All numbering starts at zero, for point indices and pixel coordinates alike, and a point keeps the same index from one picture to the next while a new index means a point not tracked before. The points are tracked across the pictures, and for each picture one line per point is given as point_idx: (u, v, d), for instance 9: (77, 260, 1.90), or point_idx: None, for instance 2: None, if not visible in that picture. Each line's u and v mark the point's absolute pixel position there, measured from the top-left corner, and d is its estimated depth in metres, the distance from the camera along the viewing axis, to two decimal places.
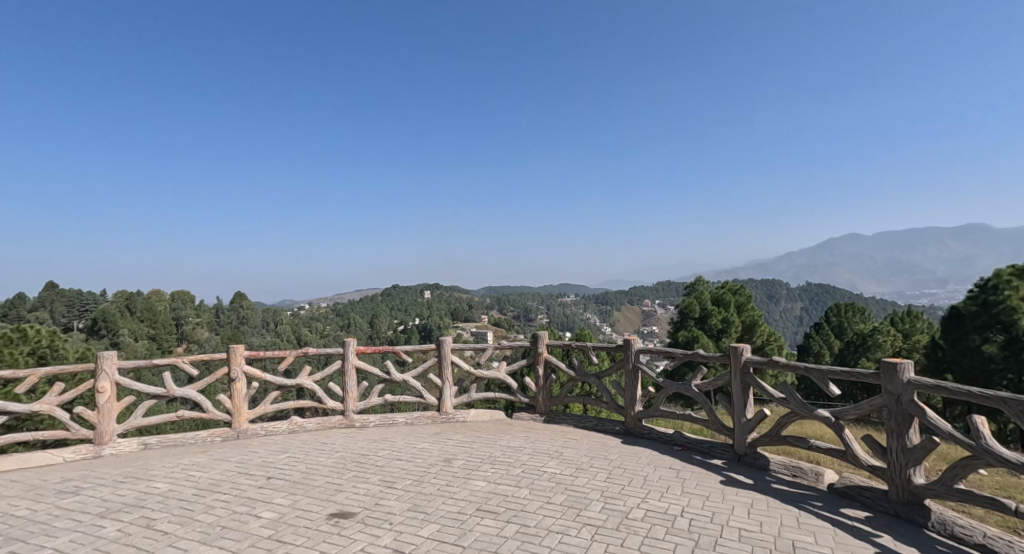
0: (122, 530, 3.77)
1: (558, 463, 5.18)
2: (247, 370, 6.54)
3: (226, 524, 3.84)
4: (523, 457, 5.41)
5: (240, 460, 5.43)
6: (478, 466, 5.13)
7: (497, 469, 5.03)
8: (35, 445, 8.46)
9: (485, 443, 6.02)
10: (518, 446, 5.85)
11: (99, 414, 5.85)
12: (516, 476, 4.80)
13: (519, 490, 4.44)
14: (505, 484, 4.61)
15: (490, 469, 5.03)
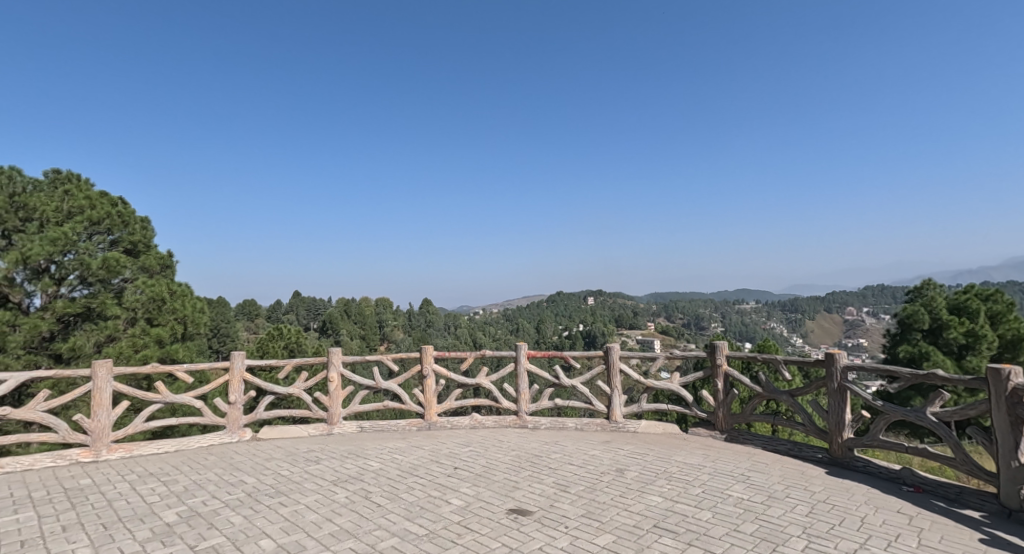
0: (348, 498, 4.40)
1: (746, 488, 4.69)
2: (435, 368, 7.21)
3: (423, 504, 4.25)
4: (704, 476, 5.02)
5: (431, 449, 5.99)
6: (656, 480, 4.88)
7: (674, 486, 4.74)
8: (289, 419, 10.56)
9: (662, 457, 5.72)
10: (696, 464, 5.45)
11: (330, 399, 7.00)
12: (697, 497, 4.46)
13: (701, 512, 4.12)
14: (685, 503, 4.32)
15: (669, 485, 4.75)
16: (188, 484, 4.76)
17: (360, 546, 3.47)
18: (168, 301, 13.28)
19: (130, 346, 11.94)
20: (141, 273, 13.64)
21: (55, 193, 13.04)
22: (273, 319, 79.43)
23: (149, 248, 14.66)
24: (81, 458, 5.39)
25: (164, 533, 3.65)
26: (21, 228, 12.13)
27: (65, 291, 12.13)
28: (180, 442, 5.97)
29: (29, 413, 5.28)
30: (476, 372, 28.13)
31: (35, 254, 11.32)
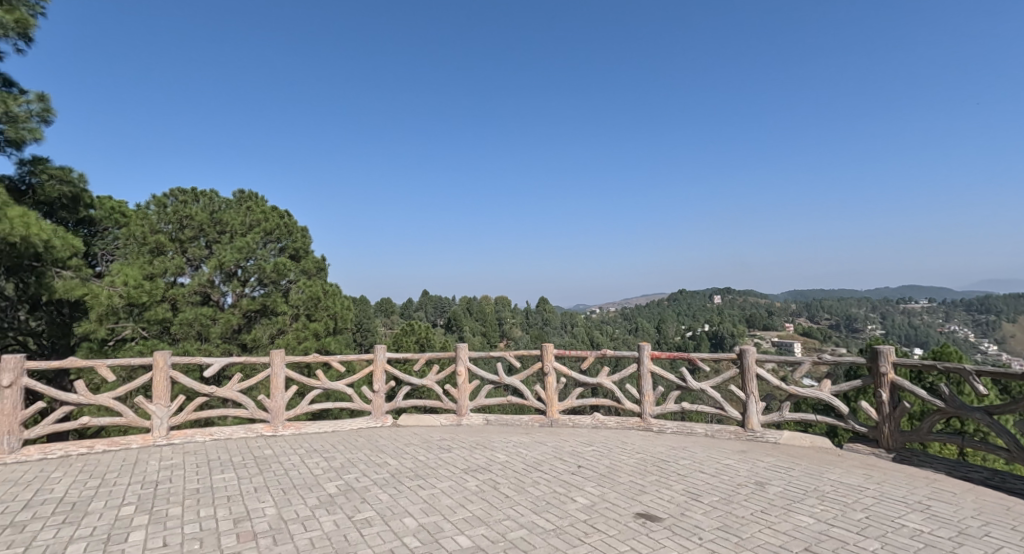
0: (478, 486, 4.62)
1: (918, 518, 4.10)
2: (556, 366, 7.22)
3: (550, 499, 4.31)
4: (863, 500, 4.47)
5: (555, 445, 6.03)
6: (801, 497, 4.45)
7: (826, 506, 4.29)
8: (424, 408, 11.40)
9: (808, 473, 5.19)
10: (853, 484, 4.88)
11: (458, 392, 7.44)
12: (853, 522, 3.98)
13: (861, 539, 3.69)
14: (840, 527, 3.89)
15: (818, 506, 4.31)
16: (343, 461, 5.35)
17: (492, 533, 3.62)
18: (324, 299, 15.02)
19: (294, 338, 13.72)
20: (302, 275, 15.60)
21: (239, 208, 15.47)
22: (406, 315, 86.02)
23: (309, 252, 16.71)
24: (264, 433, 6.34)
25: (326, 502, 4.14)
26: (216, 238, 14.58)
27: (247, 291, 14.31)
28: (336, 423, 6.75)
29: (227, 391, 6.30)
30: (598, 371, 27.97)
31: (228, 260, 13.72)
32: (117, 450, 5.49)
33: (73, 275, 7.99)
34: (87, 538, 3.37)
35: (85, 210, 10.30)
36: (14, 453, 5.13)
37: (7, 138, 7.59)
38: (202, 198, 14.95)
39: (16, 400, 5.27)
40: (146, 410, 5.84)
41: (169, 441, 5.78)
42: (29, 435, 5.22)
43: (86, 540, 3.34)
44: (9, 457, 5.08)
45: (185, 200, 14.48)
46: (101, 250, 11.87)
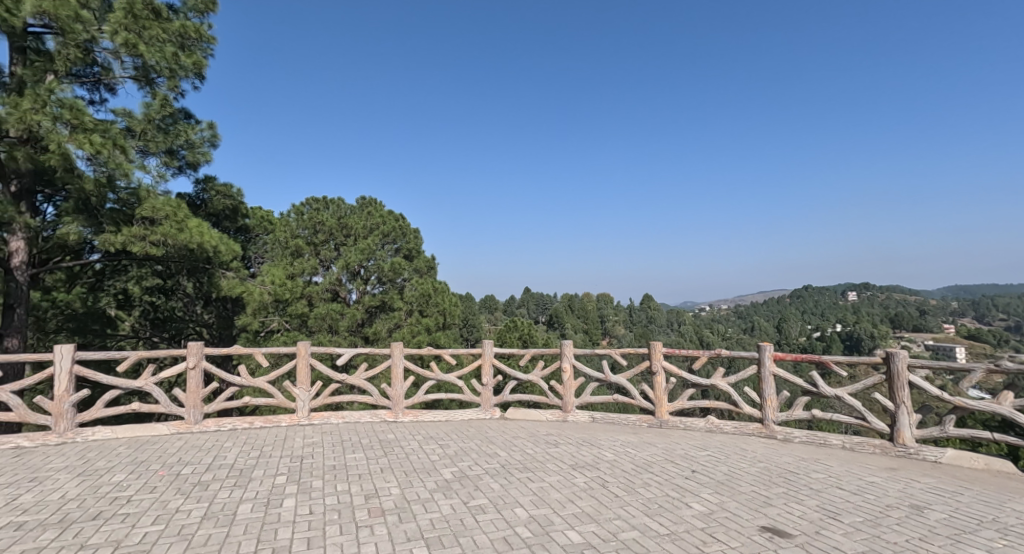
0: (587, 483, 4.63)
1: None
2: (665, 365, 6.92)
3: (662, 503, 4.06)
4: None
5: (665, 447, 5.70)
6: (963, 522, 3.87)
7: (1004, 538, 3.66)
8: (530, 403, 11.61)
9: (970, 496, 4.51)
10: None
11: (563, 388, 7.49)
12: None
13: None
14: None
15: (988, 534, 3.72)
16: (457, 449, 5.65)
17: (602, 531, 3.62)
18: (435, 296, 15.82)
19: (409, 332, 14.68)
20: (416, 273, 16.64)
21: (361, 213, 16.92)
22: (510, 312, 88.29)
23: (421, 252, 17.79)
24: (386, 418, 6.89)
25: (442, 487, 4.41)
26: (343, 241, 16.07)
27: (368, 288, 15.59)
28: (449, 413, 7.13)
29: (356, 379, 6.93)
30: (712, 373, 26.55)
31: (353, 261, 15.10)
32: (269, 427, 6.29)
33: (234, 275, 9.28)
34: (251, 500, 3.92)
35: (242, 219, 11.93)
36: (196, 424, 6.09)
37: (187, 161, 9.03)
38: (331, 205, 16.63)
39: (197, 379, 6.18)
40: (292, 393, 6.61)
41: (310, 421, 6.51)
42: (207, 410, 6.15)
43: (251, 502, 3.89)
44: (193, 427, 6.06)
45: (318, 208, 16.28)
46: (254, 253, 13.67)
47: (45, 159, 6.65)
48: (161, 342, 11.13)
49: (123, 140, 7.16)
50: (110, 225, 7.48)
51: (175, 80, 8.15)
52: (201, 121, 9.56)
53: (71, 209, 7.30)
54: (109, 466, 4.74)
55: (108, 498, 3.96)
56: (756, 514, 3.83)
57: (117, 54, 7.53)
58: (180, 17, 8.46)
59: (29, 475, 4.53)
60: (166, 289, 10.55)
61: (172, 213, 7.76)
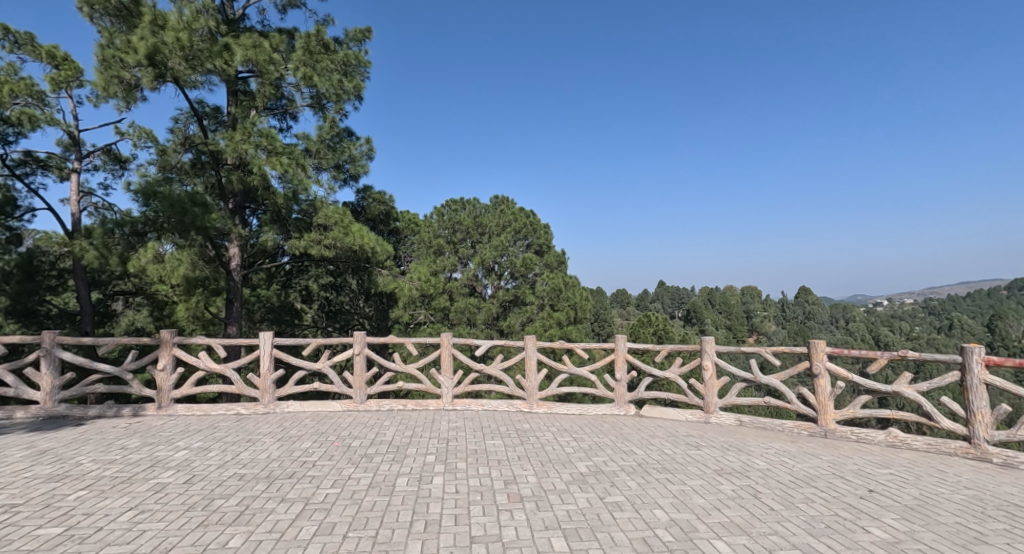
0: (736, 491, 4.25)
1: None
2: (830, 367, 6.09)
3: (832, 524, 3.57)
4: None
5: (833, 461, 5.03)
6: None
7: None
8: (667, 401, 11.10)
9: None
10: None
11: (705, 388, 7.00)
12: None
13: None
14: None
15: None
16: (592, 444, 5.59)
17: (757, 546, 3.31)
18: (566, 291, 15.84)
19: (542, 326, 14.89)
20: (546, 269, 16.84)
21: (495, 212, 17.58)
22: (644, 307, 85.79)
23: (551, 248, 17.94)
24: (521, 409, 7.04)
25: (578, 480, 4.38)
26: (478, 239, 16.82)
27: (503, 284, 16.14)
28: (583, 408, 7.08)
29: (494, 369, 7.19)
30: (888, 377, 22.94)
31: (487, 258, 15.75)
32: (419, 410, 6.79)
33: (389, 273, 10.19)
34: (407, 475, 4.26)
35: (394, 223, 13.08)
36: (362, 404, 6.80)
37: (350, 174, 10.13)
38: (467, 206, 17.53)
39: (362, 364, 6.88)
40: (437, 380, 7.06)
41: (453, 407, 6.91)
42: (370, 391, 6.82)
43: (407, 477, 4.23)
44: (360, 406, 6.77)
45: (456, 209, 17.26)
46: (403, 253, 14.97)
47: (249, 179, 7.96)
48: (334, 332, 12.68)
49: (303, 160, 8.24)
50: (295, 233, 8.80)
51: (341, 104, 9.13)
52: (361, 138, 10.66)
53: (268, 221, 8.88)
54: (298, 435, 5.49)
55: (299, 461, 4.58)
56: (959, 550, 3.19)
57: (298, 88, 8.71)
58: (343, 48, 9.50)
59: (244, 436, 5.43)
60: (336, 286, 11.99)
61: (340, 219, 8.74)
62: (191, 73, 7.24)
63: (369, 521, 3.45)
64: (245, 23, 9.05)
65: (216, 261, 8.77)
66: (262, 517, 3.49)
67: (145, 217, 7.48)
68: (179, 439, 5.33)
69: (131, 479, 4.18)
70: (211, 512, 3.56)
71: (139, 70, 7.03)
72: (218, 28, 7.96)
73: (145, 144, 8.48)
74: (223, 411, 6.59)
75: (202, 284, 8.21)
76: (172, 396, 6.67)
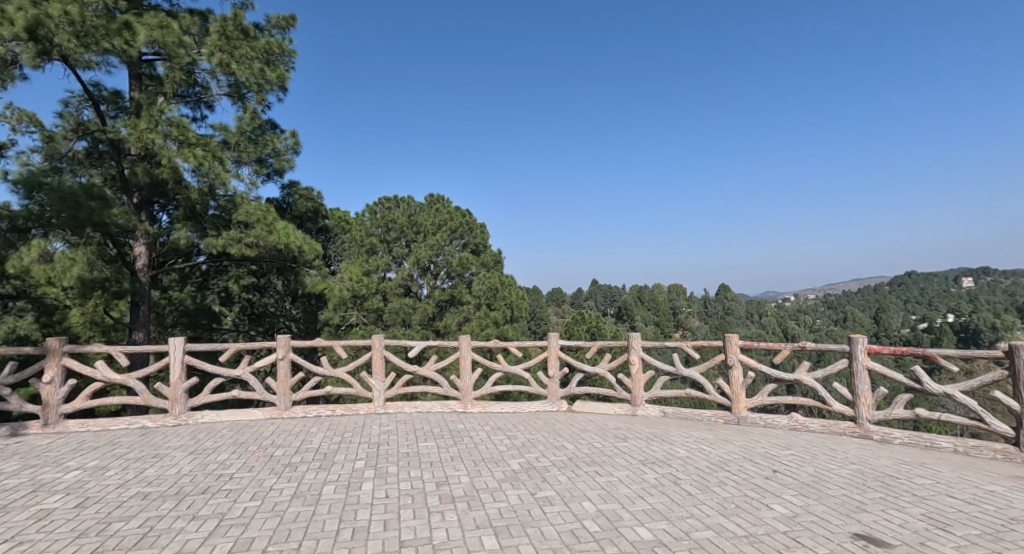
0: (658, 479, 4.48)
1: None
2: (743, 359, 6.53)
3: (741, 504, 3.84)
4: None
5: (744, 445, 5.41)
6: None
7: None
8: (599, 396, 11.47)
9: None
10: None
11: (633, 382, 7.29)
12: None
13: None
14: None
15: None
16: (524, 441, 5.68)
17: (674, 529, 3.49)
18: (503, 290, 15.94)
19: (478, 326, 14.92)
20: (482, 268, 16.86)
21: (430, 210, 17.30)
22: (578, 305, 88.01)
23: (488, 248, 17.97)
24: (455, 409, 7.03)
25: (510, 477, 4.44)
26: (414, 238, 16.53)
27: (439, 283, 15.99)
28: (517, 405, 7.17)
29: (427, 370, 7.12)
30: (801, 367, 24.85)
31: (423, 257, 15.54)
32: (349, 414, 6.62)
33: (318, 273, 9.82)
34: (333, 482, 4.14)
35: (323, 220, 12.63)
36: (287, 410, 6.51)
37: (274, 168, 9.67)
38: (402, 204, 16.90)
39: (287, 368, 6.59)
40: (368, 382, 6.88)
41: (385, 410, 6.78)
42: (295, 397, 6.54)
43: (334, 484, 4.11)
44: (285, 413, 6.49)
45: (390, 207, 16.73)
46: (334, 252, 14.47)
47: (158, 172, 7.38)
48: (258, 335, 12.08)
49: (221, 152, 7.79)
50: (212, 230, 8.25)
51: (262, 94, 8.71)
52: (286, 131, 10.20)
53: (182, 218, 8.27)
54: (214, 446, 5.19)
55: (214, 475, 4.33)
56: (845, 518, 3.53)
57: (213, 74, 8.20)
58: (264, 35, 9.05)
59: (151, 451, 5.06)
60: (259, 286, 11.42)
61: (264, 216, 8.33)
62: (82, 52, 6.61)
63: (291, 533, 3.33)
64: (151, 1, 8.37)
65: (119, 260, 8.08)
66: (169, 538, 3.27)
67: (29, 211, 6.74)
68: (72, 458, 4.88)
69: (12, 506, 3.78)
70: (109, 537, 3.29)
71: (16, 44, 6.29)
72: (117, 4, 7.31)
73: (26, 128, 7.64)
74: (125, 425, 6.10)
75: (103, 285, 7.54)
76: (61, 410, 6.09)
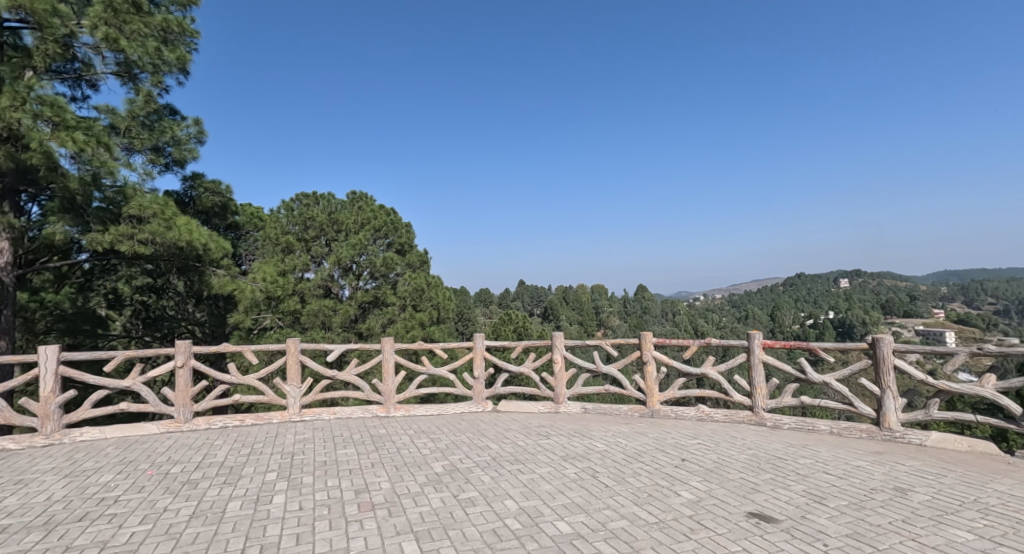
0: (577, 474, 4.64)
1: None
2: (657, 355, 6.91)
3: (652, 492, 4.08)
4: None
5: (657, 437, 5.74)
6: (952, 486, 3.86)
7: (1003, 502, 3.53)
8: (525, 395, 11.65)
9: (960, 462, 4.45)
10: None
11: (556, 380, 7.49)
12: (1010, 510, 3.41)
13: None
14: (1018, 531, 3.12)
15: (988, 497, 3.63)
16: (448, 443, 5.66)
17: (591, 521, 3.64)
18: (428, 290, 15.77)
19: (403, 328, 14.66)
20: (408, 268, 16.58)
21: (353, 208, 16.76)
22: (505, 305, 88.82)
23: (414, 248, 17.69)
24: (377, 414, 6.87)
25: (433, 480, 4.42)
26: (334, 236, 15.93)
27: (361, 284, 15.53)
28: (441, 408, 7.13)
29: (348, 375, 6.90)
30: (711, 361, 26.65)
31: (344, 256, 15.00)
32: (261, 424, 6.28)
33: (226, 272, 9.20)
34: (240, 498, 3.92)
35: (231, 217, 11.85)
36: (188, 422, 6.07)
37: (174, 158, 8.94)
38: (321, 201, 16.30)
39: (188, 377, 6.14)
40: (283, 389, 6.57)
41: (301, 417, 6.50)
42: (198, 408, 6.11)
43: (241, 499, 3.89)
44: (185, 425, 6.04)
45: (308, 203, 16.01)
46: (244, 251, 13.64)
47: (28, 158, 6.56)
48: (154, 341, 11.11)
49: (107, 138, 7.10)
50: (97, 224, 7.39)
51: (158, 76, 8.03)
52: (187, 118, 9.47)
53: (58, 210, 7.18)
54: (102, 467, 4.73)
55: (100, 499, 3.95)
56: (742, 499, 3.85)
57: (97, 50, 7.43)
58: (161, 12, 8.35)
59: (23, 477, 4.52)
60: (156, 287, 10.51)
61: (160, 210, 7.68)
62: None
63: None
64: None
65: None
66: None
67: None
68: None
69: None
70: None
71: None
72: None
73: None
74: None
75: None
76: None
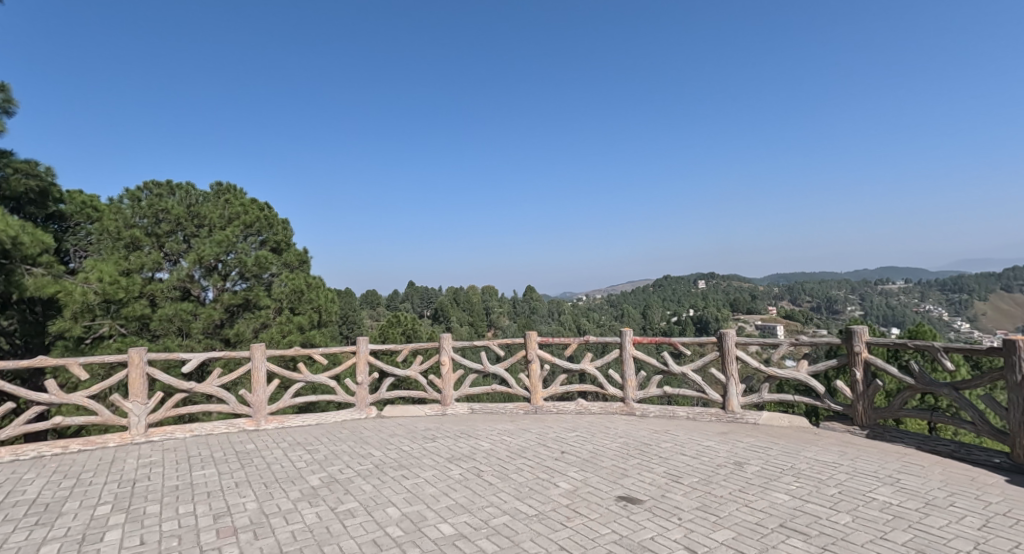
0: (462, 474, 4.65)
1: (905, 479, 3.84)
2: (540, 353, 7.18)
3: (533, 486, 4.22)
4: (849, 462, 4.26)
5: (539, 432, 5.96)
6: (779, 456, 4.47)
7: (816, 466, 4.18)
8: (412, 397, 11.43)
9: (783, 436, 5.19)
10: (839, 449, 4.64)
11: (443, 382, 7.45)
12: (818, 472, 4.04)
13: (858, 507, 3.38)
14: (827, 488, 3.71)
15: (805, 463, 4.26)
16: (327, 453, 5.38)
17: (474, 521, 3.67)
18: (308, 292, 14.89)
19: (278, 332, 13.66)
20: (285, 268, 15.48)
21: (217, 201, 15.25)
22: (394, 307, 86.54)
23: (291, 246, 16.57)
24: (245, 427, 6.32)
25: (308, 495, 4.17)
26: (194, 231, 14.35)
27: (229, 285, 14.19)
28: (320, 416, 6.76)
29: (208, 387, 6.26)
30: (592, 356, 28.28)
31: (207, 254, 13.53)
32: (93, 449, 5.45)
33: (46, 272, 7.82)
34: (60, 539, 3.36)
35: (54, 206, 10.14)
36: None
37: None
38: (178, 192, 14.65)
39: None
40: (122, 408, 5.77)
41: (147, 438, 5.76)
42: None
43: (60, 542, 3.34)
44: None
45: (160, 194, 14.28)
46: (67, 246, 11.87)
47: None
48: None
49: None
50: None
51: None
52: None
53: None
54: None
55: None
56: (612, 485, 4.12)
57: None
58: None
59: None
60: None
61: None
62: None
63: None
64: None
65: None
66: None
67: None
68: None
69: None
70: None
71: None
72: None
73: None
74: None
75: None
76: None
